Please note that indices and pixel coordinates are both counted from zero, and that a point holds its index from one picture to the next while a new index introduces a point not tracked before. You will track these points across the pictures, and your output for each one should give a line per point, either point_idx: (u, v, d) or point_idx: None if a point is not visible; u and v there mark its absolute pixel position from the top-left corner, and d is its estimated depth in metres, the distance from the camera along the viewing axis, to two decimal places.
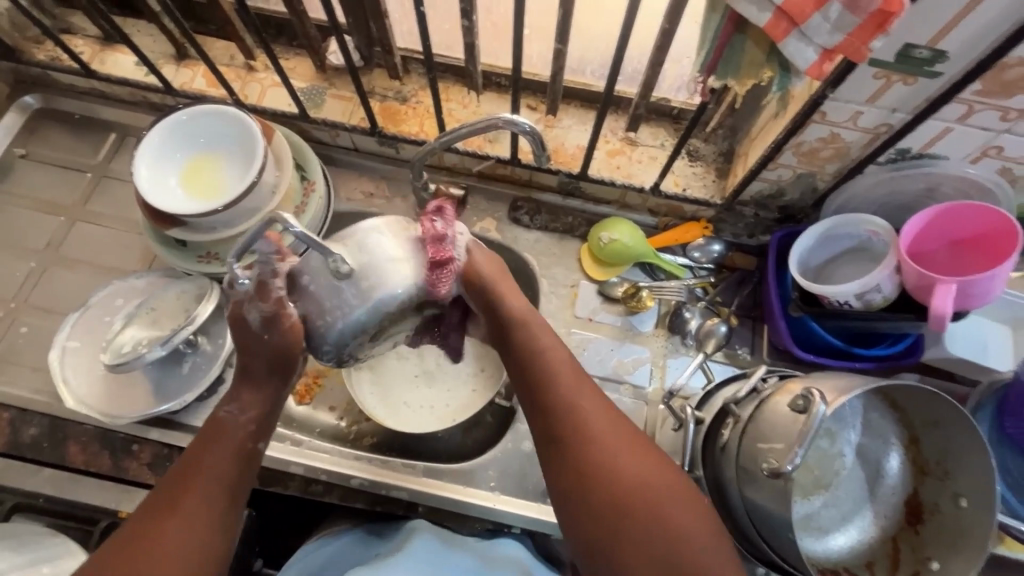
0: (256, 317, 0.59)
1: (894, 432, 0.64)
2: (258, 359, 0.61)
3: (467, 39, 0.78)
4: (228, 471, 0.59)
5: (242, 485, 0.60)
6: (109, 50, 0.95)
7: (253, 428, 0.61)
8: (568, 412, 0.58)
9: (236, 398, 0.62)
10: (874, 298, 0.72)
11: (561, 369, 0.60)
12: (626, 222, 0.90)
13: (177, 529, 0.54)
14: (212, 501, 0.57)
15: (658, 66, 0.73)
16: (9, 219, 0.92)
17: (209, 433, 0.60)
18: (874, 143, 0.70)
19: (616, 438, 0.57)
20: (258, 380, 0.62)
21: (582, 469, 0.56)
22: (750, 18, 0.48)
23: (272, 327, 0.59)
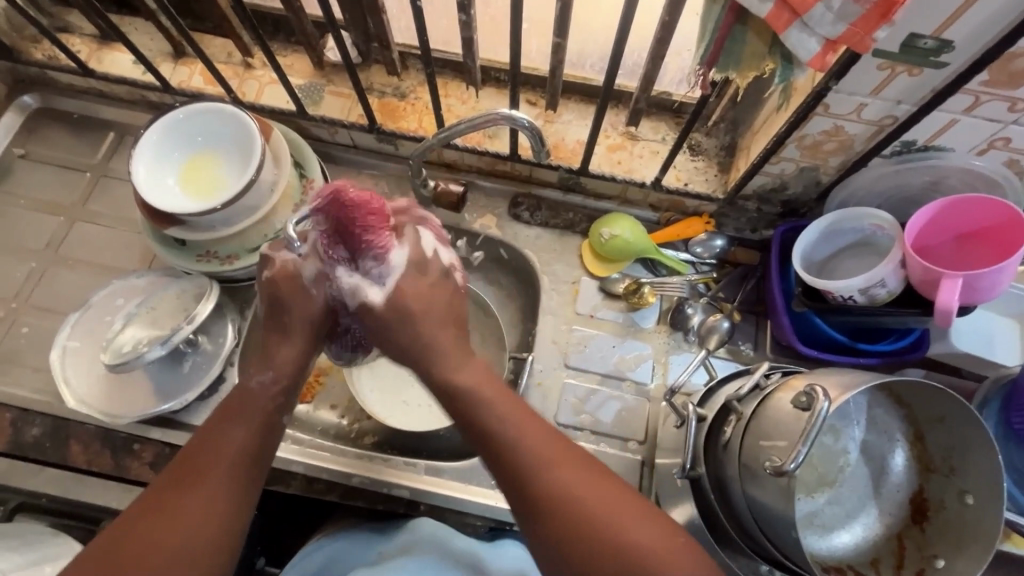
0: (308, 271, 0.65)
1: (899, 429, 0.63)
2: (294, 318, 0.65)
3: (465, 34, 0.77)
4: (250, 441, 0.60)
5: (264, 456, 0.61)
6: (106, 48, 0.94)
7: (278, 399, 0.63)
8: (534, 473, 0.56)
9: (270, 363, 0.64)
10: (879, 292, 0.71)
11: (516, 424, 0.59)
12: (627, 217, 0.89)
13: (200, 494, 0.55)
14: (234, 469, 0.57)
15: (658, 59, 0.72)
16: (9, 219, 0.92)
17: (231, 404, 0.61)
18: (878, 136, 0.69)
19: (588, 482, 0.56)
20: (294, 337, 0.65)
21: (566, 523, 0.54)
22: (751, 9, 0.47)
23: (320, 284, 0.65)
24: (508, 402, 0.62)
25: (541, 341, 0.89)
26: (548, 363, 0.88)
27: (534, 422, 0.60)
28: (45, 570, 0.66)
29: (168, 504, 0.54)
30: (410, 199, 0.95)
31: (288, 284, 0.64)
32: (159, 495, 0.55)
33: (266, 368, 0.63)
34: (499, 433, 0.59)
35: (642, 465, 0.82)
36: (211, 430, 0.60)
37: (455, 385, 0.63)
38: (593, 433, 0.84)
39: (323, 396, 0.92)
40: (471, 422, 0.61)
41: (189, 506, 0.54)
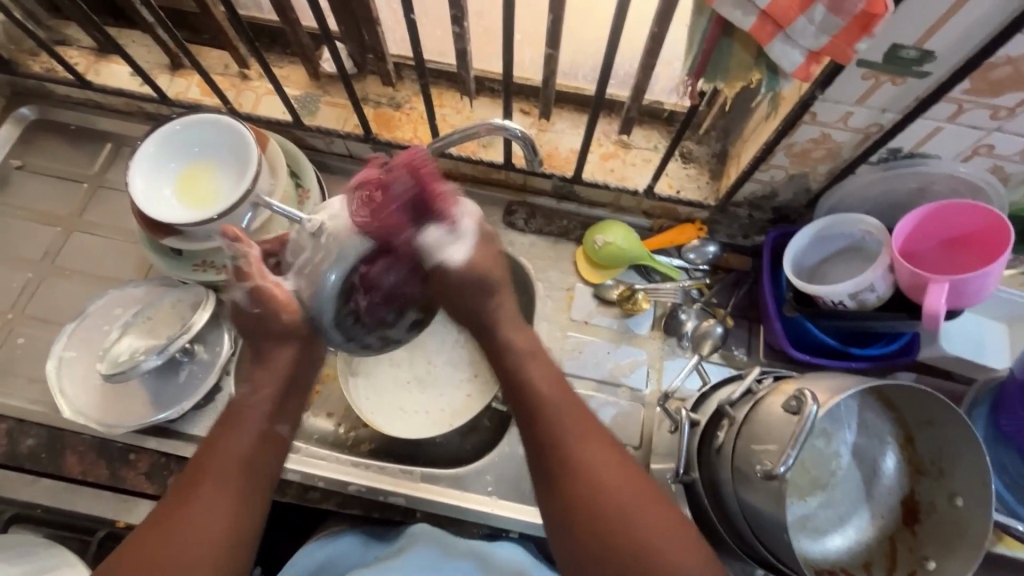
0: (243, 299, 0.65)
1: (889, 431, 0.64)
2: (262, 338, 0.66)
3: (458, 45, 0.78)
4: (248, 452, 0.61)
5: (264, 466, 0.61)
6: (103, 61, 0.95)
7: (273, 407, 0.64)
8: (566, 464, 0.58)
9: (249, 378, 0.65)
10: (868, 297, 0.72)
11: (555, 391, 0.62)
12: (620, 225, 0.90)
13: (205, 501, 0.56)
14: (236, 471, 0.59)
15: (649, 69, 0.74)
16: (5, 230, 0.93)
17: (230, 418, 0.63)
18: (865, 144, 0.70)
19: (617, 479, 0.57)
20: (265, 357, 0.66)
21: (587, 504, 0.56)
22: (735, 22, 0.48)
23: (259, 303, 0.65)
24: (545, 367, 0.65)
25: None
26: None
27: (575, 413, 0.61)
28: None
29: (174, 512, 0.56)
30: None
31: (243, 317, 0.66)
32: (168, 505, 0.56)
33: (247, 381, 0.65)
34: (536, 395, 0.62)
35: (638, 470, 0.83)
36: (214, 440, 0.61)
37: (500, 343, 0.67)
38: None
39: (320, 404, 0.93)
40: (511, 380, 0.64)
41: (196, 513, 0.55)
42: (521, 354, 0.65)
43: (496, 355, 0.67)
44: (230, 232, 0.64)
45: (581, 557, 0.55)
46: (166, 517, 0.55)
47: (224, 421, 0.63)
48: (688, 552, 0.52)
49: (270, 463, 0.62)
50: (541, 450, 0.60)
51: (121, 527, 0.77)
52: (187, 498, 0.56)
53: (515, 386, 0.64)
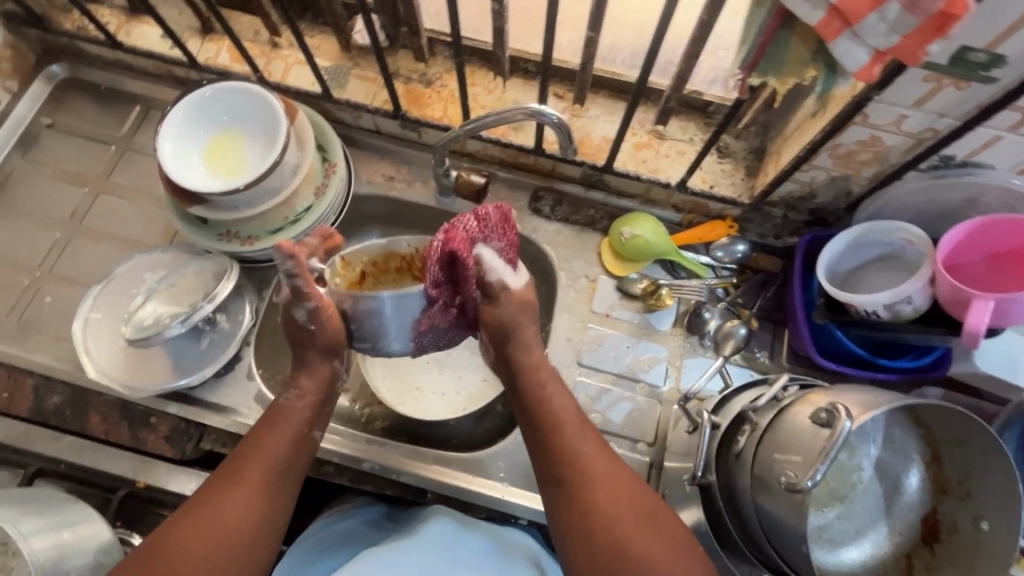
0: (303, 314, 0.66)
1: (916, 448, 0.62)
2: (308, 350, 0.68)
3: (496, 23, 0.76)
4: (283, 451, 0.65)
5: (295, 468, 0.65)
6: (135, 21, 0.94)
7: (310, 413, 0.68)
8: (604, 507, 0.59)
9: (295, 386, 0.68)
10: (904, 309, 0.70)
11: (565, 408, 0.67)
12: (648, 218, 0.88)
13: (237, 502, 0.60)
14: (268, 471, 0.63)
15: (693, 58, 0.71)
16: (35, 188, 0.93)
17: (270, 417, 0.67)
18: (916, 149, 0.67)
19: (661, 526, 0.59)
20: (312, 365, 0.69)
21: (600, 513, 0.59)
22: (802, 16, 0.46)
23: (318, 320, 0.67)
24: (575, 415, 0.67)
25: (556, 337, 0.89)
26: (561, 360, 0.88)
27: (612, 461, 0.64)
28: (65, 536, 0.66)
29: (207, 508, 0.59)
30: (431, 188, 0.95)
31: (292, 327, 0.68)
32: (201, 499, 0.60)
33: (292, 386, 0.69)
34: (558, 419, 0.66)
35: (650, 467, 0.82)
36: (251, 441, 0.64)
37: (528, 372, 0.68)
38: (603, 432, 0.84)
39: None
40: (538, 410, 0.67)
41: (228, 509, 0.59)
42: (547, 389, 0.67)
43: (524, 391, 0.68)
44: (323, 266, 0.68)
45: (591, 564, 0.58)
46: (197, 511, 0.59)
47: (263, 420, 0.67)
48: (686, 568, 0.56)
49: (300, 463, 0.66)
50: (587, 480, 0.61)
51: (141, 488, 0.79)
52: (223, 496, 0.60)
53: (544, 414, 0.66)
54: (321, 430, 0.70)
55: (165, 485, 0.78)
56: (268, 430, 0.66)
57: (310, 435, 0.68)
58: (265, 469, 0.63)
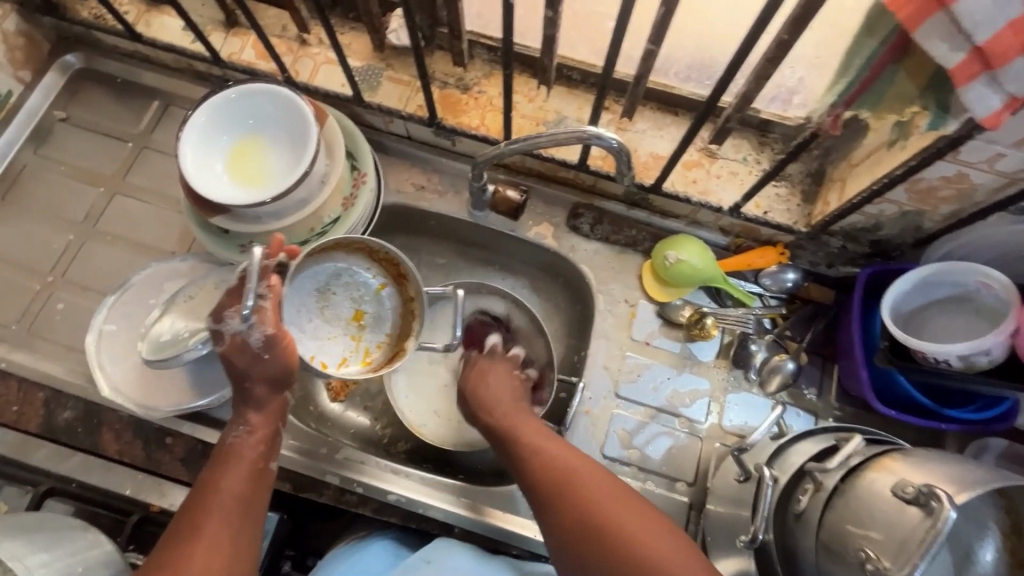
0: (255, 340, 0.63)
1: (994, 517, 0.57)
2: (254, 382, 0.65)
3: (547, 31, 0.70)
4: (241, 492, 0.62)
5: (256, 503, 0.63)
6: (155, 11, 0.89)
7: (263, 446, 0.66)
8: (625, 548, 0.56)
9: (244, 420, 0.66)
10: (980, 360, 0.65)
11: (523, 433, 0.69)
12: (696, 242, 0.83)
13: (199, 553, 0.57)
14: (229, 510, 0.60)
15: (762, 79, 0.65)
16: (45, 186, 0.88)
17: (222, 459, 0.63)
18: (1007, 189, 0.61)
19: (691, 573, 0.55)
20: (261, 400, 0.66)
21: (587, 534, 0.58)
22: (937, 57, 0.44)
23: (272, 349, 0.65)
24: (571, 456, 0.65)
25: (593, 365, 0.84)
26: (598, 391, 0.83)
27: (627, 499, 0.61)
28: (76, 569, 0.62)
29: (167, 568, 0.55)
30: (464, 199, 0.90)
31: (238, 351, 0.64)
32: (163, 553, 0.57)
33: (239, 423, 0.66)
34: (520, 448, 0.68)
35: (689, 508, 0.78)
36: (205, 483, 0.61)
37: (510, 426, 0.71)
38: (640, 469, 0.80)
39: (358, 398, 0.89)
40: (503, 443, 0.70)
41: (191, 556, 0.56)
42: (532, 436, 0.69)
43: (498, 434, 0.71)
44: (276, 288, 0.65)
45: None
46: (161, 567, 0.55)
47: (215, 461, 0.63)
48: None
49: (261, 501, 0.63)
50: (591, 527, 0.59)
51: (155, 511, 0.75)
52: (181, 550, 0.56)
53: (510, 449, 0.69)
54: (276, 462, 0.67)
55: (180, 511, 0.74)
56: (223, 470, 0.62)
57: (266, 468, 0.66)
58: (225, 514, 0.60)
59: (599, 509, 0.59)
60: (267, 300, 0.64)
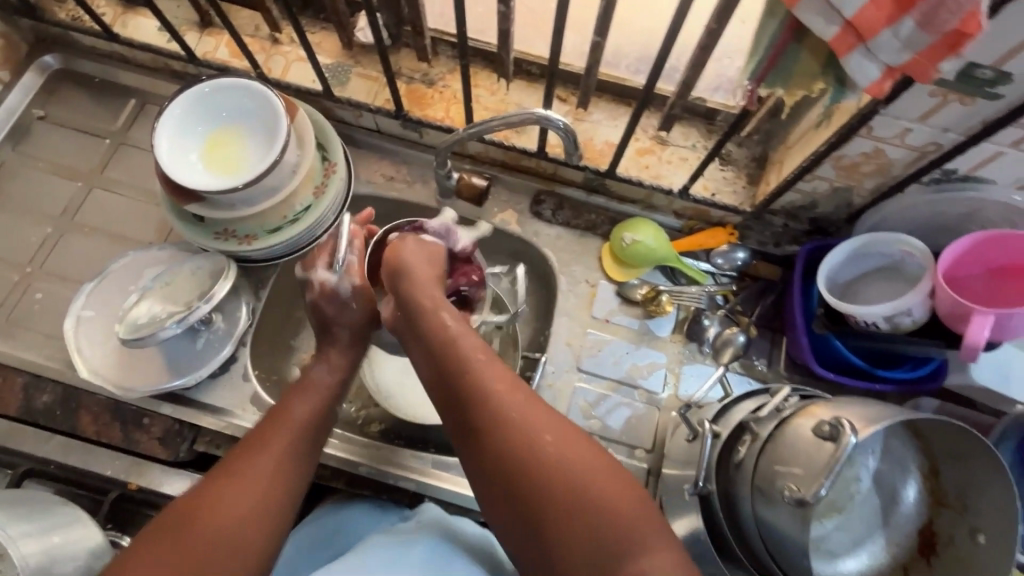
0: (344, 289, 0.71)
1: (913, 460, 0.65)
2: (341, 327, 0.73)
3: (502, 25, 0.75)
4: (309, 421, 0.66)
5: (320, 435, 0.67)
6: (131, 13, 0.93)
7: (335, 386, 0.71)
8: (534, 457, 0.52)
9: (325, 359, 0.72)
10: (903, 322, 0.71)
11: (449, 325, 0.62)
12: (651, 224, 0.88)
13: (264, 463, 0.60)
14: (296, 437, 0.64)
15: (699, 66, 0.71)
16: (23, 181, 0.91)
17: (298, 390, 0.68)
18: (919, 162, 0.67)
19: (623, 496, 0.51)
20: (343, 342, 0.73)
21: (497, 444, 0.54)
22: (816, 30, 0.47)
23: (357, 298, 0.72)
24: (490, 365, 0.59)
25: (555, 342, 0.89)
26: (560, 365, 0.87)
27: (555, 419, 0.55)
28: (54, 539, 0.65)
29: (233, 472, 0.59)
30: (431, 189, 0.94)
31: (327, 300, 0.71)
32: (234, 461, 0.60)
33: (322, 361, 0.72)
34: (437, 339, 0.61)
35: (648, 473, 0.82)
36: (279, 408, 0.66)
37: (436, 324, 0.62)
38: (601, 438, 0.84)
39: None
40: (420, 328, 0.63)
41: (261, 468, 0.59)
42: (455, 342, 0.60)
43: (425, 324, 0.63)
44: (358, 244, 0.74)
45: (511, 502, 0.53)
46: (229, 474, 0.58)
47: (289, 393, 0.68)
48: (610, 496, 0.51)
49: (322, 434, 0.68)
50: (496, 432, 0.54)
51: (133, 489, 0.77)
52: (252, 459, 0.60)
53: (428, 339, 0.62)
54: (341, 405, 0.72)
55: (157, 487, 0.77)
56: (293, 401, 0.67)
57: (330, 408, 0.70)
58: (293, 434, 0.64)
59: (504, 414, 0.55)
60: (353, 257, 0.73)
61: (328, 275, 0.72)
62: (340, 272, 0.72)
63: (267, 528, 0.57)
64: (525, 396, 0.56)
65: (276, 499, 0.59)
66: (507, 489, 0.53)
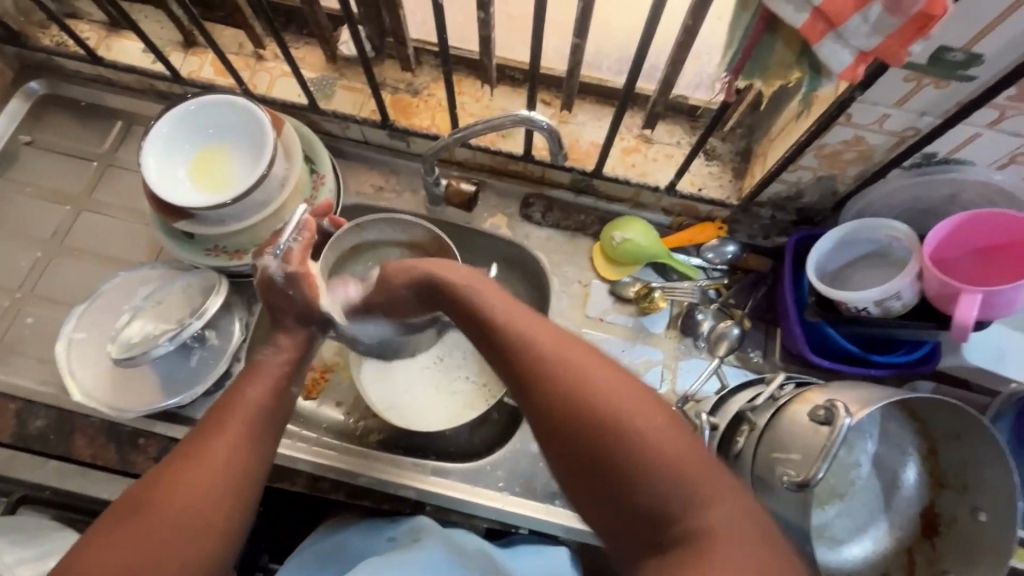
0: (279, 274, 0.69)
1: (912, 442, 0.66)
2: (285, 314, 0.70)
3: (483, 31, 0.76)
4: (263, 404, 0.64)
5: (277, 417, 0.64)
6: (115, 36, 0.93)
7: (287, 367, 0.67)
8: (606, 413, 0.48)
9: (273, 342, 0.69)
10: (894, 305, 0.72)
11: (483, 292, 0.59)
12: (639, 222, 0.88)
13: (217, 452, 0.58)
14: (250, 421, 0.62)
15: (679, 63, 0.72)
16: (12, 207, 0.91)
17: (249, 372, 0.66)
18: (899, 147, 0.68)
19: (680, 443, 0.48)
20: (290, 329, 0.70)
21: (567, 405, 0.49)
22: (787, 19, 0.48)
23: (295, 285, 0.70)
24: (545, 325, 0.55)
25: None
26: None
27: (619, 372, 0.51)
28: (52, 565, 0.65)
29: (184, 463, 0.57)
30: (420, 197, 0.94)
31: (267, 288, 0.70)
32: (187, 447, 0.59)
33: (276, 347, 0.68)
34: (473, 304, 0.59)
35: None
36: (232, 392, 0.64)
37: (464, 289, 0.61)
38: None
39: (328, 393, 0.90)
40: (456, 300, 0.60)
41: (210, 454, 0.58)
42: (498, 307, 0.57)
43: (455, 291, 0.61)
44: (306, 230, 0.72)
45: (578, 465, 0.49)
46: (181, 461, 0.58)
47: (244, 373, 0.66)
48: (676, 449, 0.47)
49: (280, 417, 0.65)
50: (564, 395, 0.50)
51: None
52: (202, 445, 0.59)
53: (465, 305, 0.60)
54: (298, 386, 0.69)
55: None
56: (245, 382, 0.65)
57: (289, 390, 0.67)
58: (246, 418, 0.62)
59: (570, 372, 0.50)
60: (297, 243, 0.71)
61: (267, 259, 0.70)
62: (279, 257, 0.70)
63: (226, 520, 0.56)
64: (595, 356, 0.52)
65: (228, 489, 0.57)
66: (573, 450, 0.49)
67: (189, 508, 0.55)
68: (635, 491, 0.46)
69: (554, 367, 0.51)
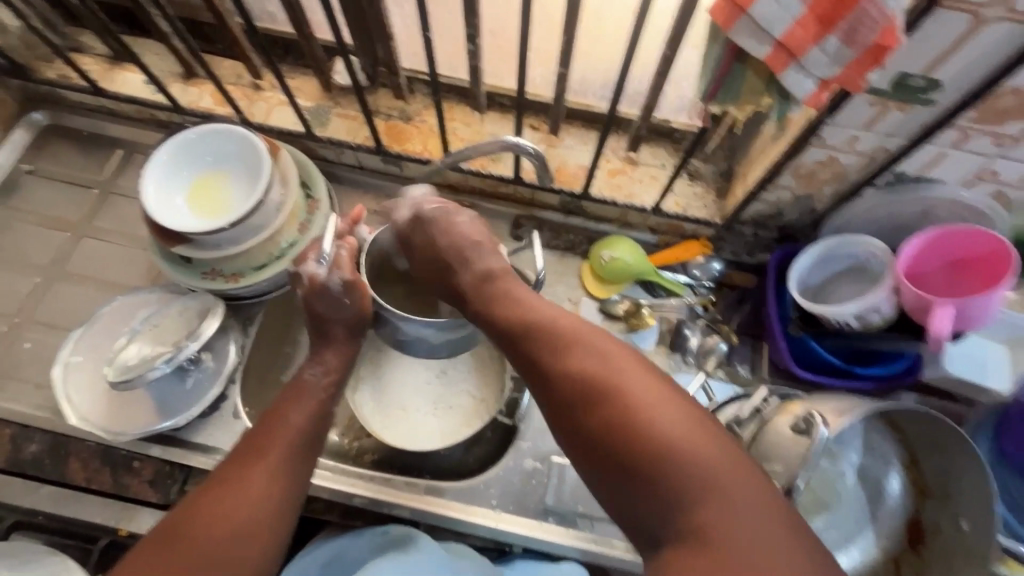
0: (335, 283, 0.69)
1: (895, 453, 0.67)
2: (336, 324, 0.72)
3: (471, 62, 0.80)
4: (304, 431, 0.66)
5: (314, 445, 0.67)
6: (117, 69, 0.97)
7: (331, 389, 0.71)
8: (637, 415, 0.50)
9: (320, 361, 0.72)
10: (874, 317, 0.75)
11: (522, 304, 0.62)
12: (627, 241, 0.90)
13: (259, 475, 0.60)
14: (289, 449, 0.64)
15: (660, 89, 0.75)
16: (13, 234, 0.93)
17: (294, 392, 0.69)
18: (870, 167, 0.71)
19: (710, 445, 0.48)
20: (336, 339, 0.72)
21: (600, 407, 0.51)
22: (752, 51, 0.52)
23: (352, 293, 0.70)
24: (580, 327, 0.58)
25: None
26: None
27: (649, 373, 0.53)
28: None
29: (225, 488, 0.59)
30: None
31: (318, 294, 0.70)
32: (227, 471, 0.61)
33: (317, 364, 0.72)
34: (514, 311, 0.62)
35: None
36: (276, 416, 0.66)
37: (499, 299, 0.64)
38: None
39: None
40: (492, 307, 0.63)
41: (252, 482, 0.60)
42: (533, 317, 0.60)
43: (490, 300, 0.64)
44: (349, 241, 0.72)
45: (607, 467, 0.50)
46: (222, 487, 0.59)
47: (286, 397, 0.68)
48: (704, 453, 0.48)
49: (317, 444, 0.67)
50: (597, 398, 0.52)
51: (122, 536, 0.78)
52: (242, 471, 0.61)
53: (503, 308, 0.62)
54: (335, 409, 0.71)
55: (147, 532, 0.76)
56: (288, 409, 0.67)
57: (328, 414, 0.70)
58: (289, 443, 0.64)
59: (604, 378, 0.52)
60: (343, 249, 0.71)
61: (315, 267, 0.70)
62: (328, 265, 0.70)
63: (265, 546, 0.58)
64: (631, 357, 0.54)
65: (266, 517, 0.59)
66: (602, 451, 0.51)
67: (228, 533, 0.56)
68: (664, 491, 0.47)
69: (576, 363, 0.54)
